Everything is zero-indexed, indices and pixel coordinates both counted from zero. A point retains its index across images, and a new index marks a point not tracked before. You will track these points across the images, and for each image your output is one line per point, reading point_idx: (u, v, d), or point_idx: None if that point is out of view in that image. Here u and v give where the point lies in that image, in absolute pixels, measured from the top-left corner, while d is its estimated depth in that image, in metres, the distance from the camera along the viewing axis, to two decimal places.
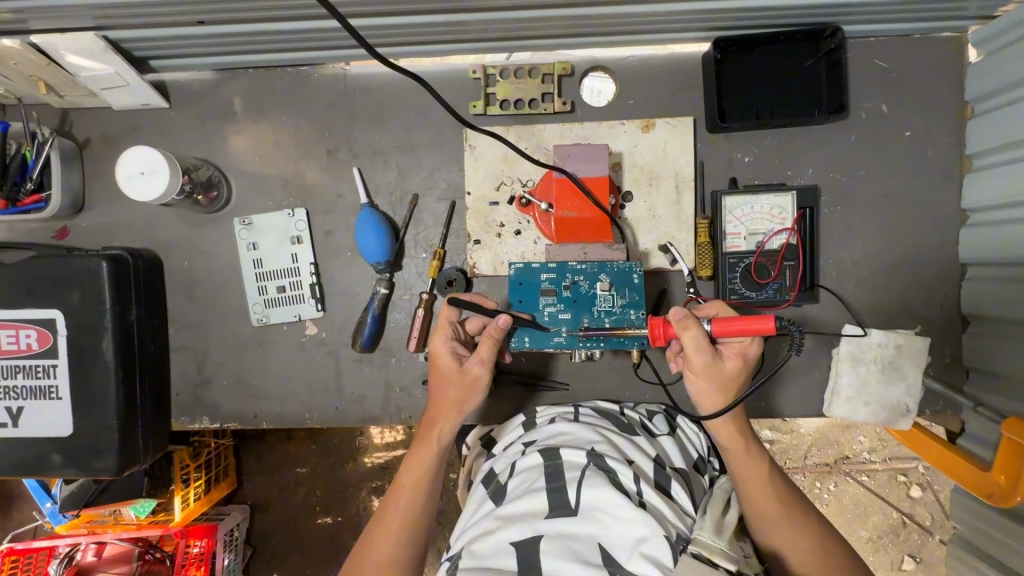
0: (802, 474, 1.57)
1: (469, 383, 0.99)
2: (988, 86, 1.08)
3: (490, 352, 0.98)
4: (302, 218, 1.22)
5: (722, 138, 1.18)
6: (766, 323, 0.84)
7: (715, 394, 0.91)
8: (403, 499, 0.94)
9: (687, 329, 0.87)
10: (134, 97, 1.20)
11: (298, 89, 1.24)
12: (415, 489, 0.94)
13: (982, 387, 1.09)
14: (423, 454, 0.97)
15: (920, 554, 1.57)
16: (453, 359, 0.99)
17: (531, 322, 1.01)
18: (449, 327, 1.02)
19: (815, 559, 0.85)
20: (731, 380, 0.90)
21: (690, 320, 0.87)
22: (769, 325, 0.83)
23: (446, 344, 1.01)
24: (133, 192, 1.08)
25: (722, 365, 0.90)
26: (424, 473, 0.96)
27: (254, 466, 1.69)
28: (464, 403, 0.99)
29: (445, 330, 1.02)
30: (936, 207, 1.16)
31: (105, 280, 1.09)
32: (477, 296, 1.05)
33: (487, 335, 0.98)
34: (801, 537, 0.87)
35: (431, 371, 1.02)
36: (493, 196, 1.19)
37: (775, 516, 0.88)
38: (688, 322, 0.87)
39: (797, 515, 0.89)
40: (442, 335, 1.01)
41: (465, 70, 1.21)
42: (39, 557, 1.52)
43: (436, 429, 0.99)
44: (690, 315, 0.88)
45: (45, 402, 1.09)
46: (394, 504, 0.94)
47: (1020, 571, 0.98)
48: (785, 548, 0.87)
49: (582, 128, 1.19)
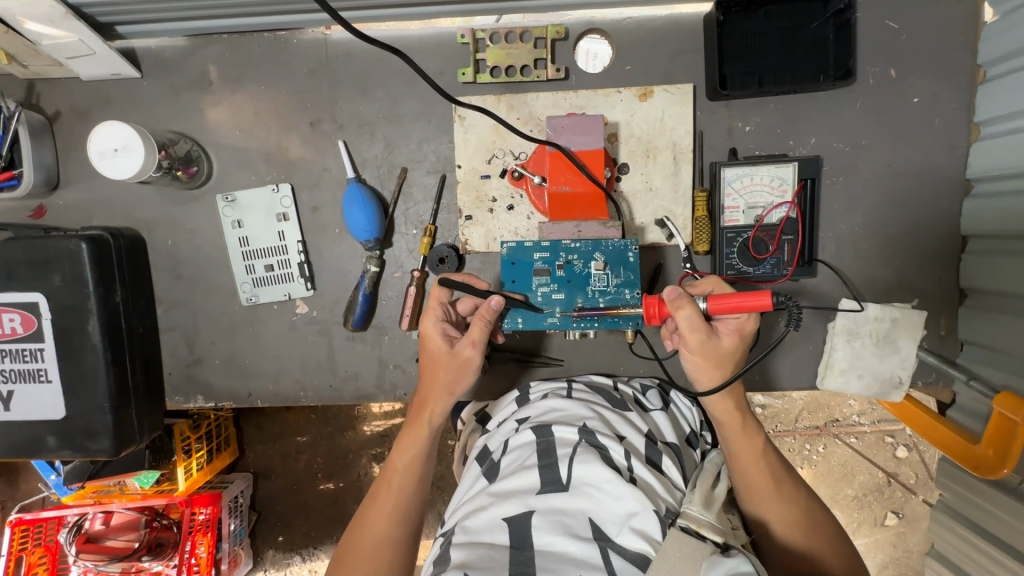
0: (793, 436, 1.60)
1: (461, 364, 0.98)
2: (1002, 49, 1.03)
3: (482, 333, 0.97)
4: (287, 194, 1.18)
5: (722, 106, 1.14)
6: (762, 300, 0.82)
7: (712, 372, 0.90)
8: (396, 479, 0.95)
9: (681, 309, 0.86)
10: (102, 66, 1.13)
11: (276, 57, 1.17)
12: (408, 469, 0.96)
13: (975, 360, 1.09)
14: (415, 435, 0.98)
15: (903, 510, 1.61)
16: (444, 341, 0.99)
17: (524, 303, 1.00)
18: (439, 308, 1.02)
19: (802, 530, 0.87)
20: (727, 357, 0.89)
21: (684, 299, 0.86)
22: (764, 301, 0.82)
23: (438, 326, 1.00)
24: (108, 170, 1.03)
25: (718, 341, 0.89)
26: (417, 454, 0.97)
27: (255, 436, 1.72)
28: (456, 384, 0.99)
29: (435, 312, 1.01)
30: (940, 177, 1.13)
31: (86, 262, 1.06)
32: (468, 276, 1.03)
33: (478, 317, 0.96)
34: (790, 510, 0.88)
35: (423, 353, 1.02)
36: (485, 169, 1.15)
37: (766, 491, 0.88)
38: (681, 302, 0.86)
39: (788, 490, 0.89)
40: (432, 316, 1.01)
41: (453, 35, 1.15)
42: (49, 525, 1.55)
43: (428, 410, 0.99)
44: (684, 295, 0.87)
45: (35, 385, 1.09)
46: (387, 485, 0.95)
47: (1001, 537, 1.00)
48: (773, 522, 0.88)
49: (577, 96, 1.14)
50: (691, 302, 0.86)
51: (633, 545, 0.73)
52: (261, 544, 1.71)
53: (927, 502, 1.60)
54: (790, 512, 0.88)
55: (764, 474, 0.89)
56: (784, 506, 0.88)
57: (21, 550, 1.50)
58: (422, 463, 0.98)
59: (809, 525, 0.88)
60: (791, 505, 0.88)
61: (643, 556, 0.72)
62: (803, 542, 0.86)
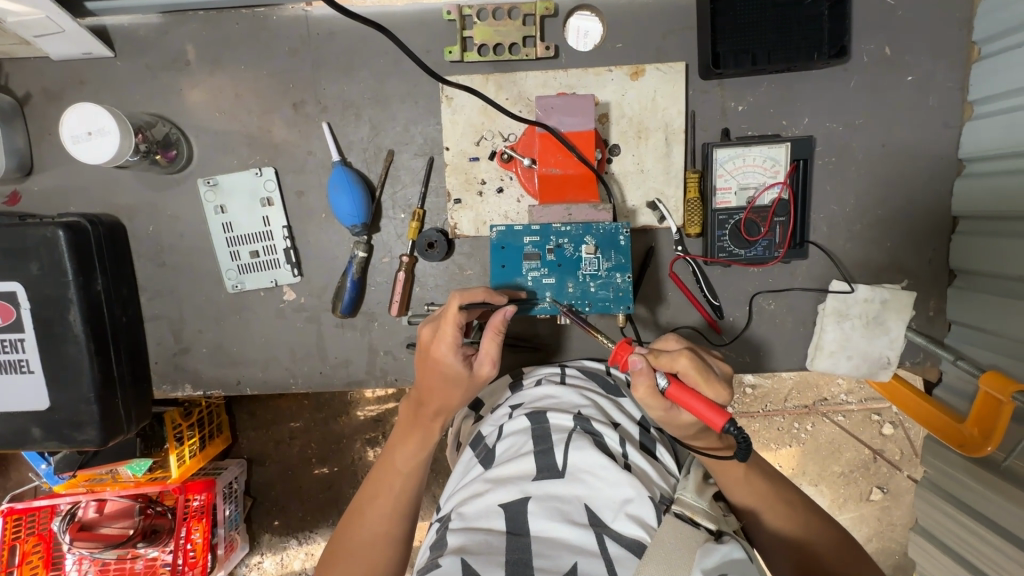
0: (781, 415, 1.62)
1: (477, 383, 0.97)
2: (1000, 24, 1.01)
3: (497, 348, 0.96)
4: (270, 177, 1.15)
5: (715, 86, 1.12)
6: (717, 419, 0.76)
7: (671, 431, 0.87)
8: (399, 482, 0.94)
9: (637, 385, 0.81)
10: (72, 45, 1.09)
11: (256, 36, 1.13)
12: (411, 473, 0.95)
13: (964, 341, 1.10)
14: (423, 443, 0.96)
15: (888, 485, 1.64)
16: (463, 364, 0.93)
17: (523, 303, 1.02)
18: (455, 331, 0.92)
19: (799, 541, 0.86)
20: (688, 427, 0.85)
21: (643, 377, 0.80)
22: (718, 423, 0.75)
23: (455, 351, 0.93)
24: (84, 155, 1.00)
25: (676, 415, 0.83)
26: (422, 457, 0.96)
27: (247, 422, 1.71)
28: (468, 396, 0.99)
29: (451, 336, 0.92)
30: (932, 157, 1.12)
31: (64, 249, 1.03)
32: (487, 292, 0.96)
33: (495, 330, 0.93)
34: (790, 520, 0.87)
35: (434, 377, 0.95)
36: (474, 151, 1.13)
37: (766, 504, 0.87)
38: (640, 376, 0.80)
39: (788, 498, 0.89)
40: (448, 342, 0.92)
41: (438, 11, 1.11)
42: (42, 514, 1.54)
43: (439, 420, 0.97)
44: (646, 370, 0.80)
45: (17, 375, 1.07)
46: (388, 487, 0.94)
47: (985, 513, 1.02)
48: (775, 524, 0.87)
49: (566, 75, 1.11)
50: (651, 381, 0.80)
51: (628, 531, 0.73)
52: (258, 528, 1.71)
53: (911, 478, 1.63)
54: (788, 516, 0.87)
55: (758, 488, 0.87)
56: (776, 509, 0.87)
57: (15, 539, 1.48)
58: (424, 467, 0.97)
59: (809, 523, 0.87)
60: (788, 510, 0.88)
61: (639, 542, 0.72)
62: (805, 539, 0.86)
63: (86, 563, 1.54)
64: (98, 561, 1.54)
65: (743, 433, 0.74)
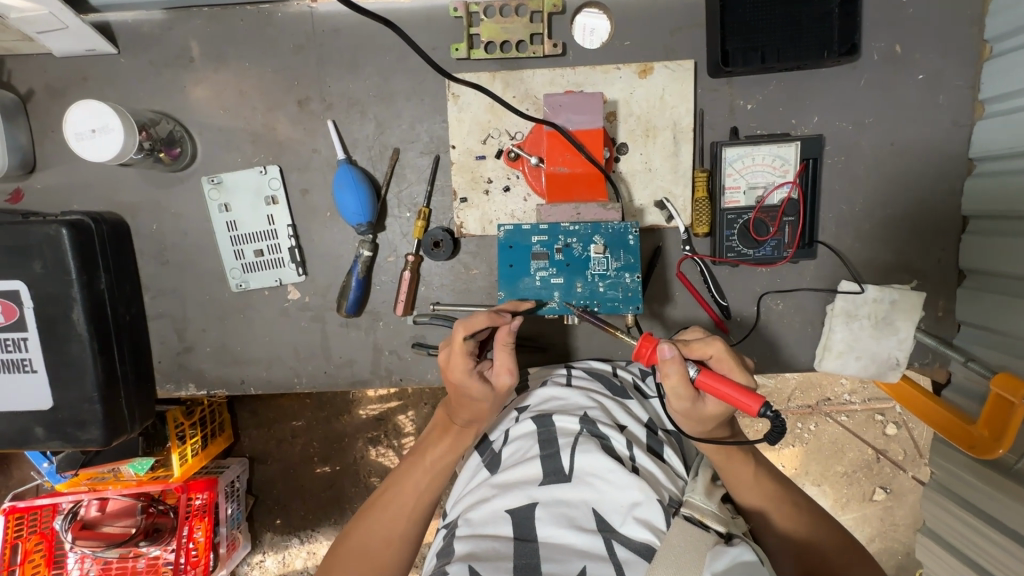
0: (785, 415, 1.62)
1: (502, 394, 0.94)
2: (1013, 21, 1.00)
3: (512, 357, 0.93)
4: (275, 175, 1.14)
5: (724, 84, 1.11)
6: (751, 402, 0.75)
7: (692, 425, 0.86)
8: (424, 478, 0.94)
9: (667, 373, 0.80)
10: (76, 41, 1.08)
11: (261, 32, 1.12)
12: (438, 473, 0.94)
13: (973, 341, 1.09)
14: (455, 445, 0.95)
15: (891, 485, 1.63)
16: (480, 381, 0.92)
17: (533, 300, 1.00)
18: (465, 355, 0.90)
19: (808, 542, 0.85)
20: (711, 419, 0.84)
21: (674, 365, 0.79)
22: (751, 405, 0.75)
23: (470, 372, 0.91)
24: (87, 152, 0.99)
25: (701, 405, 0.83)
26: (451, 458, 0.95)
27: (249, 421, 1.71)
28: (498, 407, 0.96)
29: (462, 360, 0.90)
30: (942, 156, 1.11)
31: (67, 247, 1.02)
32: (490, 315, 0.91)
33: (504, 342, 0.91)
34: (797, 520, 0.87)
35: (459, 401, 0.94)
36: (480, 149, 1.12)
37: (772, 503, 0.87)
38: (671, 364, 0.79)
39: (793, 498, 0.89)
40: (461, 366, 0.90)
41: (445, 8, 1.10)
42: (43, 513, 1.53)
43: (471, 428, 0.96)
44: (677, 358, 0.79)
45: (20, 374, 1.06)
46: (412, 483, 0.93)
47: (993, 514, 1.02)
48: (783, 525, 0.87)
49: (574, 73, 1.10)
50: (681, 369, 0.79)
51: (637, 535, 0.73)
52: (259, 527, 1.71)
53: (915, 478, 1.63)
54: (794, 516, 0.87)
55: (764, 487, 0.88)
56: (782, 508, 0.87)
57: (17, 538, 1.48)
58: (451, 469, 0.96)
59: (817, 524, 0.87)
60: (794, 510, 0.88)
61: (648, 546, 0.72)
62: (812, 540, 0.85)
63: (88, 562, 1.54)
64: (100, 560, 1.53)
65: (777, 414, 0.74)
